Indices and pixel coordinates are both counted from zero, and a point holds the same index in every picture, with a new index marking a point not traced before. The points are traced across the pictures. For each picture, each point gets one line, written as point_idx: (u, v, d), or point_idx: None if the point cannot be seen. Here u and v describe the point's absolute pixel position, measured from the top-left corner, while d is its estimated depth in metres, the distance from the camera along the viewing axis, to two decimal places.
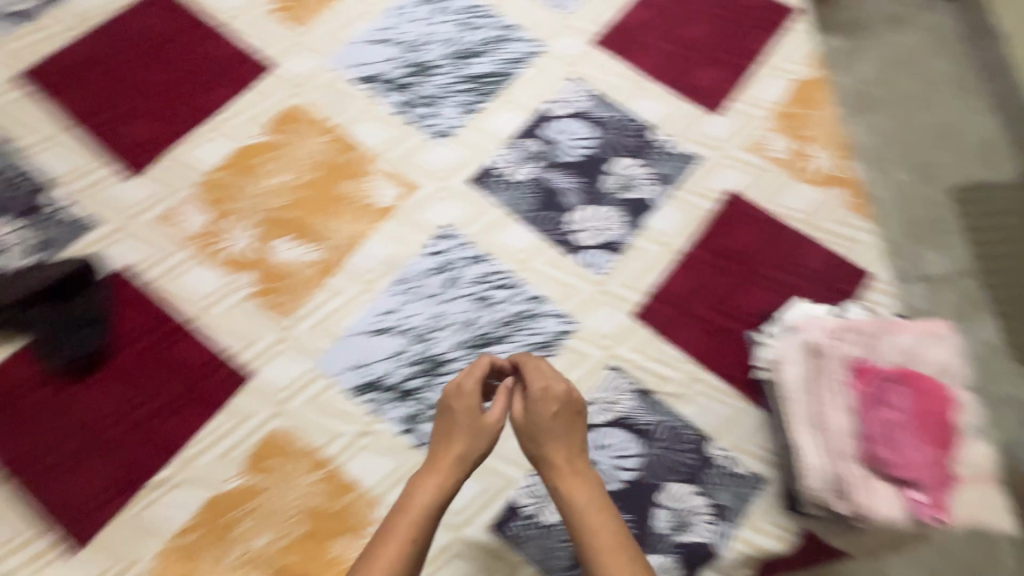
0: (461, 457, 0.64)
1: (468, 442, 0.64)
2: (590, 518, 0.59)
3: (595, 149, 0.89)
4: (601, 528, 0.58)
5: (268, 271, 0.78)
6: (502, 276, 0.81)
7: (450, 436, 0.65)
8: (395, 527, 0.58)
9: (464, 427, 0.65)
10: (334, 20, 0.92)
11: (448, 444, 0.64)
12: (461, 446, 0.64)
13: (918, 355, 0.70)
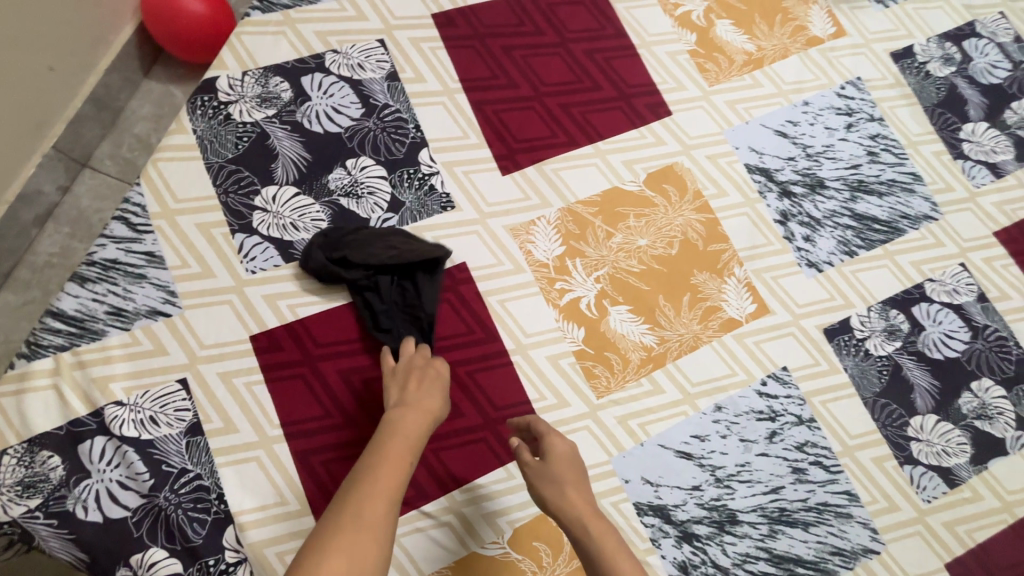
0: (435, 413, 0.57)
1: (438, 409, 0.58)
2: (613, 559, 0.53)
3: (961, 355, 0.78)
4: (624, 565, 0.53)
5: (599, 335, 0.70)
6: (824, 455, 0.71)
7: (422, 393, 0.58)
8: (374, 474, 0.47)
9: (435, 385, 0.60)
10: (747, 93, 0.82)
11: (426, 400, 0.58)
12: (434, 405, 0.58)
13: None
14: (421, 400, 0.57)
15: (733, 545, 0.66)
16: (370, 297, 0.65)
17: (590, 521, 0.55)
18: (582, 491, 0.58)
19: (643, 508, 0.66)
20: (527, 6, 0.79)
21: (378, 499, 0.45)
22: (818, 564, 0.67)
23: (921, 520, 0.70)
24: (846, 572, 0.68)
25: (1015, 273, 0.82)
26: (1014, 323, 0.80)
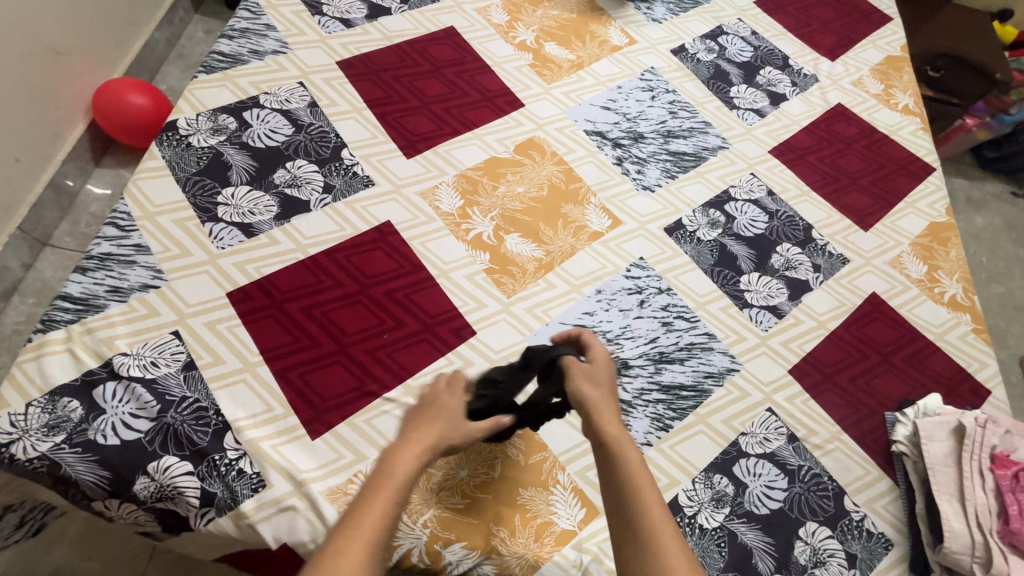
0: (437, 441, 0.61)
1: (447, 429, 0.63)
2: (623, 445, 0.60)
3: (766, 231, 1.07)
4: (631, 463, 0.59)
5: (501, 255, 0.93)
6: (682, 310, 0.95)
7: (435, 419, 0.63)
8: (385, 481, 0.55)
9: (447, 415, 0.64)
10: (576, 85, 1.15)
11: (434, 423, 0.63)
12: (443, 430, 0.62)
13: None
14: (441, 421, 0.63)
15: (630, 383, 0.87)
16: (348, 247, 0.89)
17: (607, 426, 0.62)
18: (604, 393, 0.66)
19: None
20: (406, 50, 1.10)
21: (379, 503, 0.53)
22: (696, 387, 0.89)
23: (764, 343, 0.95)
24: (719, 388, 0.89)
25: (789, 174, 1.15)
26: (797, 206, 1.11)
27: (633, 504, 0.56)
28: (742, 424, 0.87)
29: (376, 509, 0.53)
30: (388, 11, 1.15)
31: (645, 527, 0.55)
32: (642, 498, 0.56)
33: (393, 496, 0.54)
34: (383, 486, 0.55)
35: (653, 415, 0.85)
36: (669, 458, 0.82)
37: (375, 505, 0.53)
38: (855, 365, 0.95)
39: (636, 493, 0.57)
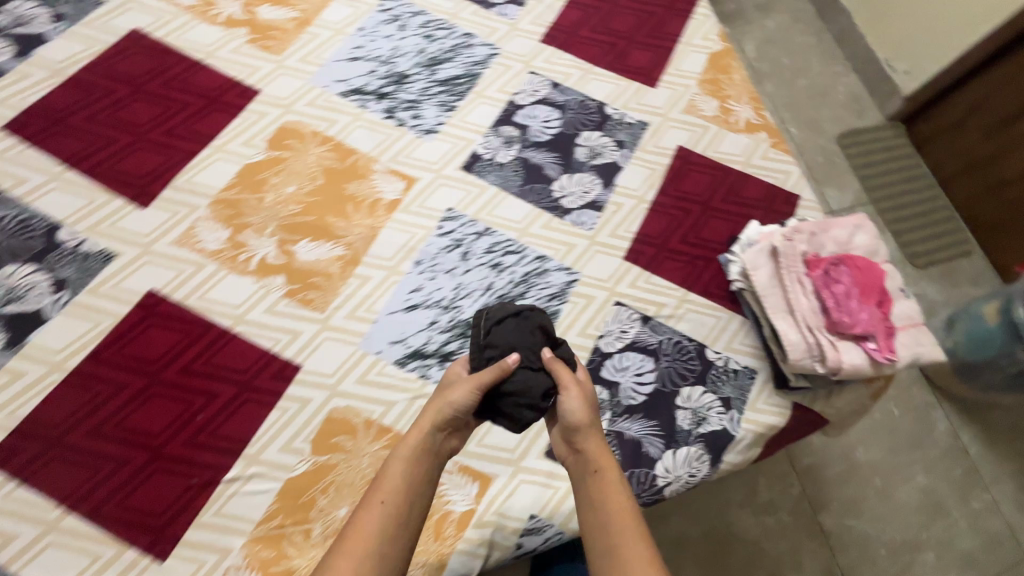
0: (426, 437, 0.66)
1: (433, 417, 0.67)
2: (608, 477, 0.66)
3: (562, 127, 1.02)
4: (609, 493, 0.65)
5: (297, 271, 0.83)
6: (508, 244, 0.91)
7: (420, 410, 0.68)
8: (364, 509, 0.61)
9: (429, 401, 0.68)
10: (311, 46, 1.00)
11: (421, 422, 0.67)
12: (435, 427, 0.67)
13: (849, 240, 0.87)
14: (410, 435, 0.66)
15: None
16: (139, 332, 0.76)
17: (592, 457, 0.68)
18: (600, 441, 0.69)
19: (403, 360, 0.81)
20: (88, 78, 0.90)
21: (361, 527, 0.59)
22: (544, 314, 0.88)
23: (594, 243, 0.94)
24: (564, 306, 0.89)
25: (567, 58, 1.10)
26: (584, 88, 1.07)
27: (608, 530, 0.62)
28: (597, 328, 0.88)
29: (370, 521, 0.59)
30: (41, 39, 0.91)
31: (618, 545, 0.61)
32: (615, 525, 0.62)
33: (383, 510, 0.60)
34: (379, 504, 0.61)
35: None
36: None
37: (356, 530, 0.59)
38: (682, 226, 0.98)
39: (614, 518, 0.63)
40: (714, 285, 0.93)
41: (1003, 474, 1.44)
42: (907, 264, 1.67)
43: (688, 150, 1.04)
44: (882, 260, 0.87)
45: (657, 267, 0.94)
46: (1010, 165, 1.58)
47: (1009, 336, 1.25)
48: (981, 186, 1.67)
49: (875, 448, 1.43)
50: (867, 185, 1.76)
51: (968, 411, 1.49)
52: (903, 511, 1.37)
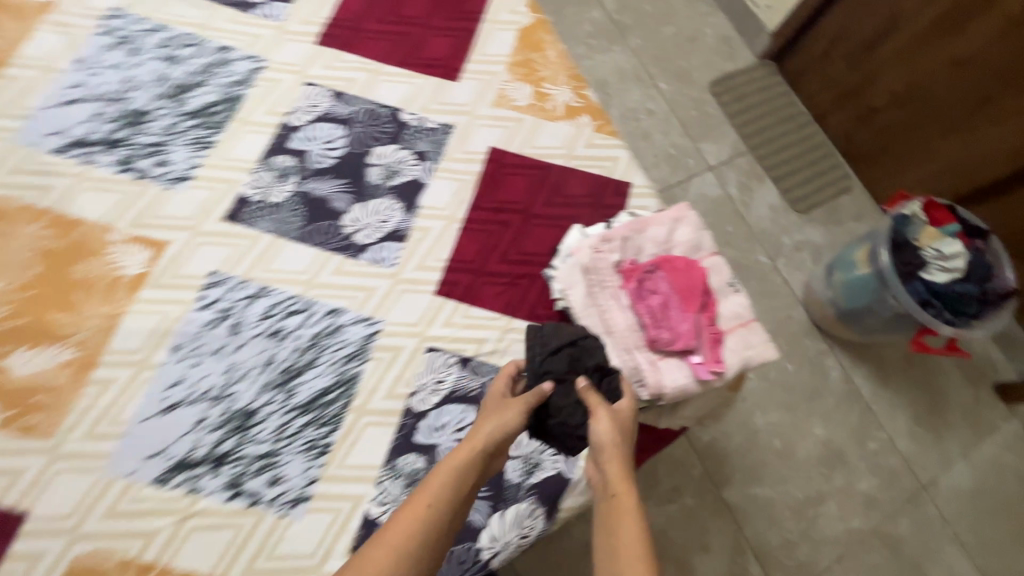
0: (490, 442, 0.62)
1: (512, 416, 0.63)
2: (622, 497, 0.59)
3: (348, 147, 0.87)
4: (623, 523, 0.57)
5: (13, 391, 0.68)
6: (291, 304, 0.77)
7: (504, 412, 0.64)
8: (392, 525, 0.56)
9: (504, 404, 0.65)
10: (11, 95, 0.81)
11: (482, 424, 0.63)
12: (519, 426, 0.63)
13: (669, 237, 0.77)
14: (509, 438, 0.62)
15: (263, 429, 0.71)
16: None
17: (612, 481, 0.60)
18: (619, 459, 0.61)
19: (165, 475, 0.68)
20: None
21: (373, 542, 0.55)
22: (341, 380, 0.75)
23: (397, 281, 0.81)
24: (366, 365, 0.76)
25: (351, 60, 0.93)
26: (372, 95, 0.92)
27: (619, 561, 0.54)
28: (407, 384, 0.76)
29: (387, 537, 0.55)
30: None
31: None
32: (624, 554, 0.54)
33: (407, 528, 0.56)
34: (399, 517, 0.57)
35: (305, 445, 0.72)
36: (344, 476, 0.71)
37: (373, 544, 0.55)
38: (501, 242, 0.86)
39: (618, 544, 0.55)
40: (540, 304, 0.83)
41: (897, 409, 1.43)
42: (790, 210, 1.53)
43: (501, 149, 0.91)
44: (708, 254, 0.78)
45: (475, 295, 0.82)
46: (876, 92, 1.43)
47: (878, 283, 1.21)
48: (854, 115, 1.50)
49: (775, 409, 1.39)
50: (743, 134, 1.59)
51: (859, 353, 1.46)
52: (806, 466, 1.35)
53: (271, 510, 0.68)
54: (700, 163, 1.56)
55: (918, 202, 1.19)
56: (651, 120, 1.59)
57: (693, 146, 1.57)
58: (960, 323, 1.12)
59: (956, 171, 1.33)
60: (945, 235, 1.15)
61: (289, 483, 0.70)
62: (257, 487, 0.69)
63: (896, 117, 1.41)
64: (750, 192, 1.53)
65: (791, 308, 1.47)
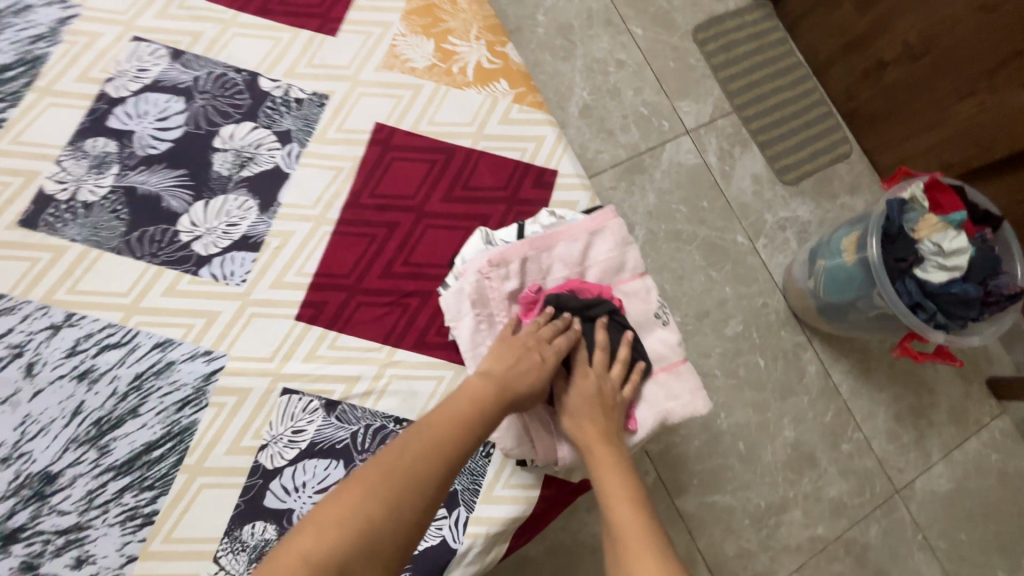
0: (508, 392, 0.53)
1: (530, 370, 0.55)
2: (608, 467, 0.54)
3: (187, 126, 0.68)
4: (613, 485, 0.53)
5: None
6: (108, 334, 0.61)
7: (526, 354, 0.55)
8: (374, 469, 0.46)
9: (523, 351, 0.55)
10: None
11: (499, 372, 0.54)
12: (527, 384, 0.54)
13: (584, 256, 0.60)
14: (516, 371, 0.54)
15: (67, 498, 0.57)
16: None
17: (595, 446, 0.55)
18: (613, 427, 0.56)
19: None
20: None
21: (361, 487, 0.45)
22: (172, 432, 0.60)
23: (246, 304, 0.64)
24: (203, 413, 0.61)
25: (196, 4, 0.72)
26: (223, 54, 0.71)
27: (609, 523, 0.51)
28: (257, 435, 0.62)
29: (375, 480, 0.45)
30: None
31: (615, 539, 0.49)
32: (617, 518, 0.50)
33: (410, 475, 0.46)
34: (396, 460, 0.47)
35: (122, 516, 0.58)
36: (170, 553, 0.58)
37: (355, 490, 0.45)
38: (384, 251, 0.69)
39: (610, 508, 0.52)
40: (431, 330, 0.67)
41: (877, 406, 1.24)
42: (776, 182, 1.28)
43: (392, 126, 0.72)
44: (632, 276, 0.61)
45: (351, 320, 0.66)
46: (889, 41, 1.15)
47: (865, 276, 1.00)
48: (858, 72, 1.24)
49: (742, 409, 1.20)
50: (728, 90, 1.31)
51: (840, 345, 1.25)
52: (775, 474, 1.19)
53: None
54: (676, 125, 1.29)
55: (920, 181, 0.94)
56: (620, 72, 1.30)
57: (669, 106, 1.30)
58: (954, 328, 0.92)
59: (981, 132, 1.07)
60: (948, 225, 0.90)
61: (111, 556, 0.57)
62: (58, 570, 0.56)
63: (907, 74, 1.14)
64: (732, 159, 1.28)
65: (767, 295, 1.25)
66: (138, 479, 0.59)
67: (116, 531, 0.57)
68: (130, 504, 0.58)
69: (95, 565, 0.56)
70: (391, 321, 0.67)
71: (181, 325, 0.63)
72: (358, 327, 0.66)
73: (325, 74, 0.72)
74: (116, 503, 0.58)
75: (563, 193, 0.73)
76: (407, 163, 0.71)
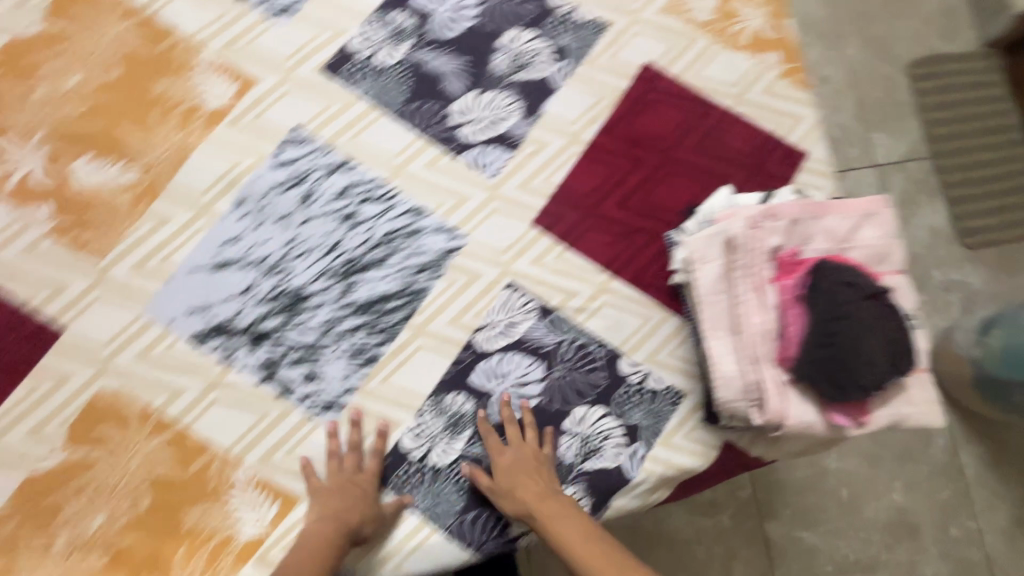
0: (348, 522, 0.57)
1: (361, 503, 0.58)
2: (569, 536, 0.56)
3: (478, 20, 0.72)
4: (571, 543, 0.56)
5: (72, 200, 0.62)
6: (373, 187, 0.67)
7: (346, 485, 0.59)
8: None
9: (353, 484, 0.59)
10: None
11: (336, 500, 0.58)
12: (359, 511, 0.58)
13: (850, 235, 0.59)
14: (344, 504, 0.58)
15: (311, 319, 0.63)
16: None
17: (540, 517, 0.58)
18: (534, 483, 0.59)
19: (201, 335, 0.62)
20: None
21: None
22: (407, 290, 0.65)
23: (493, 197, 0.68)
24: (437, 281, 0.66)
25: None
26: None
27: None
28: (476, 316, 0.66)
29: None
30: None
31: None
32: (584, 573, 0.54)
33: None
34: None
35: (350, 349, 0.63)
36: (384, 395, 0.63)
37: None
38: (624, 184, 0.70)
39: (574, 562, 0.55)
40: (650, 270, 0.69)
41: (1003, 502, 1.15)
42: (955, 242, 1.15)
43: (659, 69, 0.73)
44: (892, 271, 0.59)
45: (579, 238, 0.69)
46: None
47: None
48: None
49: (856, 457, 1.16)
50: (929, 135, 1.19)
51: (980, 426, 1.17)
52: (872, 532, 1.14)
53: (300, 405, 0.61)
54: (863, 156, 1.18)
55: None
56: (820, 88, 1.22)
57: (860, 134, 1.20)
58: None
59: None
60: None
61: (335, 380, 0.62)
62: (290, 378, 0.62)
63: None
64: (911, 208, 1.16)
65: None
66: (370, 322, 0.64)
67: (343, 361, 0.63)
68: (358, 342, 0.64)
69: (321, 384, 0.62)
70: (615, 250, 0.69)
71: (434, 198, 0.68)
72: (585, 247, 0.68)
73: (606, 5, 0.74)
74: (349, 336, 0.63)
75: (808, 176, 0.72)
76: (664, 108, 0.72)
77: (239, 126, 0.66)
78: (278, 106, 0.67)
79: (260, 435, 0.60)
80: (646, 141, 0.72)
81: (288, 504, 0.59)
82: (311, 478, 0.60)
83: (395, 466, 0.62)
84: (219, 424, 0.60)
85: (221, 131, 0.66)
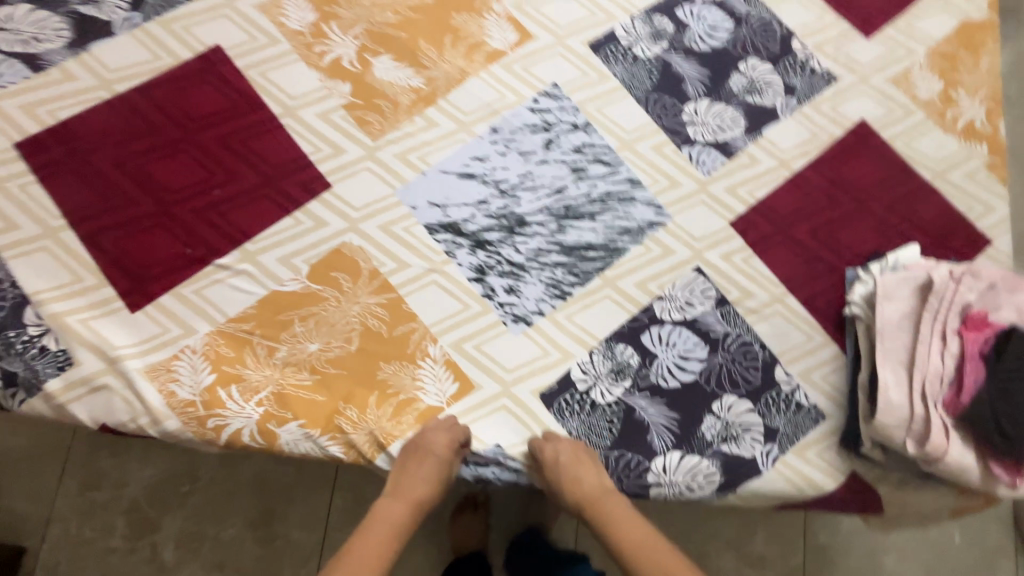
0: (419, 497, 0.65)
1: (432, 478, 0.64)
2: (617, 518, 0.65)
3: (727, 43, 0.81)
4: (620, 521, 0.65)
5: (365, 86, 0.74)
6: (603, 152, 0.76)
7: (423, 459, 0.63)
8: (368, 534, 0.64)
9: (431, 462, 0.64)
10: None
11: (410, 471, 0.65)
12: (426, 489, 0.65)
13: None
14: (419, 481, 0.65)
15: (524, 243, 0.72)
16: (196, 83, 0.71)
17: (592, 500, 0.66)
18: (593, 474, 0.65)
19: (434, 227, 0.71)
20: None
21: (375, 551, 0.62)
22: (608, 246, 0.73)
23: (702, 191, 0.76)
24: (635, 247, 0.74)
25: None
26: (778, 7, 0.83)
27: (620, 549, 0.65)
28: (660, 287, 0.73)
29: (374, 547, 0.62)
30: None
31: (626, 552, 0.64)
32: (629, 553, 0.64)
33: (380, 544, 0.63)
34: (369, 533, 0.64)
35: (550, 280, 0.71)
36: (566, 326, 0.70)
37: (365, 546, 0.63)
38: (818, 216, 0.77)
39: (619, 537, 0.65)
40: (824, 297, 0.74)
41: None
42: None
43: (873, 129, 0.80)
44: None
45: (767, 249, 0.75)
46: None
47: None
48: None
49: (913, 564, 1.14)
50: None
51: None
52: None
53: (497, 311, 0.70)
54: None
55: None
56: None
57: None
58: None
59: None
60: None
61: (530, 300, 0.70)
62: (494, 286, 0.70)
63: None
64: None
65: None
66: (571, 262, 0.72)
67: (541, 287, 0.71)
68: (557, 276, 0.72)
69: (518, 299, 0.70)
70: (796, 270, 0.75)
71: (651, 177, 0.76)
72: (769, 258, 0.75)
73: (842, 63, 0.82)
74: (551, 268, 0.72)
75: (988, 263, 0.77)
76: (869, 162, 0.79)
77: (509, 69, 0.77)
78: (545, 63, 0.78)
79: (457, 324, 0.69)
80: (846, 185, 0.78)
81: (465, 388, 0.68)
82: (486, 374, 0.68)
83: (558, 388, 0.69)
84: (425, 302, 0.69)
85: (495, 69, 0.76)
